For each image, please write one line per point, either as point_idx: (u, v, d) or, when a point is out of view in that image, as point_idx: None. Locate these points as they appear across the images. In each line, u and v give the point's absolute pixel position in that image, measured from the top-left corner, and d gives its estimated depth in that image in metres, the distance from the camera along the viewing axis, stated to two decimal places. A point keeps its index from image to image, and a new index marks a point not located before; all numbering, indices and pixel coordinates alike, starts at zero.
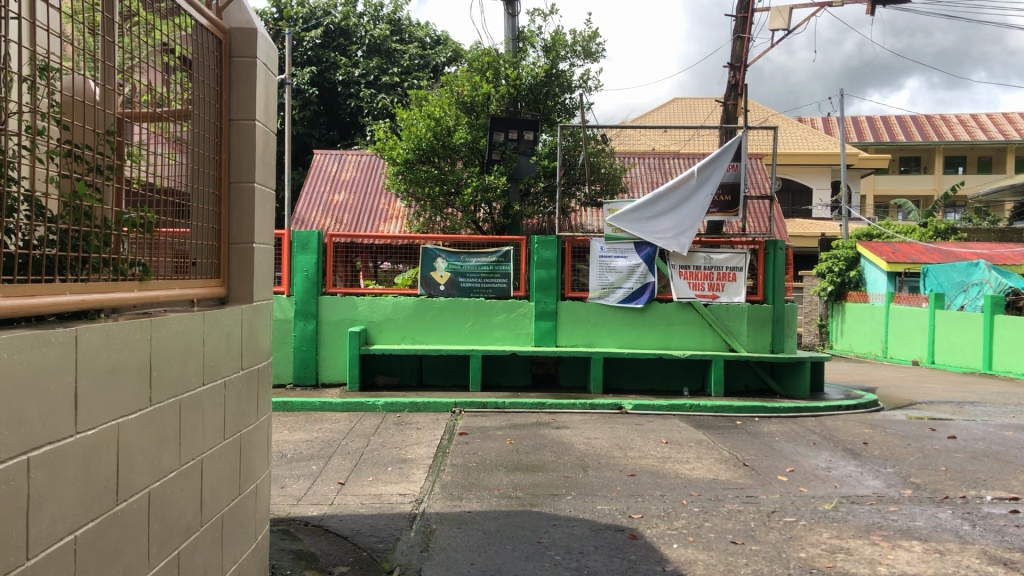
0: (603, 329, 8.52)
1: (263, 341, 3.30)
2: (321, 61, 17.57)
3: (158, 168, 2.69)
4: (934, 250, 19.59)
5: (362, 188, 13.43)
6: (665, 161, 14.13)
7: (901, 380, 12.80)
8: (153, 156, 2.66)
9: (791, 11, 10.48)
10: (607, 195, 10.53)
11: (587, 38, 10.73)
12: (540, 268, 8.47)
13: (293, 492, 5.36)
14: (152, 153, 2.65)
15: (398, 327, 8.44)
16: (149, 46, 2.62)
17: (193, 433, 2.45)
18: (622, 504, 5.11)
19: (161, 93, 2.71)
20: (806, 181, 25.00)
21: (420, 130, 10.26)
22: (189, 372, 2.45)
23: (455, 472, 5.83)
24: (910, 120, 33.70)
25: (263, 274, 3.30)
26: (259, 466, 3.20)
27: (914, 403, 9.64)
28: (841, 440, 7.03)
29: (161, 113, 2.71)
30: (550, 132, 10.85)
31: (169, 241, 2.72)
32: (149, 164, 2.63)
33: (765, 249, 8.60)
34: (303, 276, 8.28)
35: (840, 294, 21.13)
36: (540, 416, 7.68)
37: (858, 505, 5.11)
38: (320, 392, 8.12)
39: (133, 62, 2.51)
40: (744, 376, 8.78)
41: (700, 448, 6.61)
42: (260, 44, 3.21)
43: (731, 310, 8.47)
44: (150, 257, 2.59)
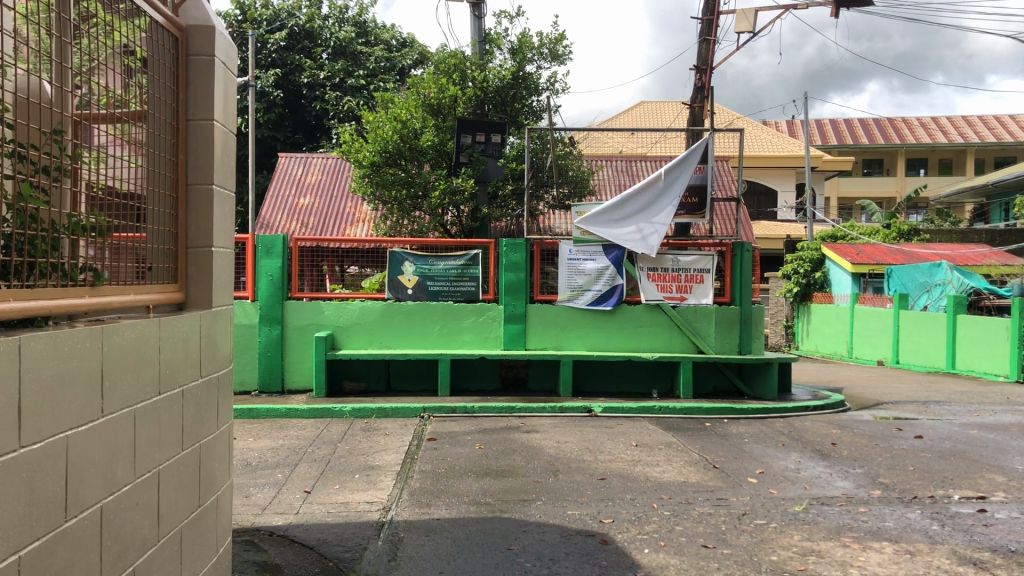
0: (571, 332, 8.48)
1: (223, 347, 3.21)
2: (285, 63, 17.41)
3: (112, 170, 2.60)
4: (897, 252, 19.80)
5: (328, 191, 13.29)
6: (633, 164, 14.15)
7: (867, 380, 12.91)
8: (107, 157, 2.57)
9: (756, 14, 10.52)
10: (575, 198, 10.51)
11: (554, 41, 10.71)
12: (508, 271, 8.41)
13: (258, 501, 5.24)
14: (105, 154, 2.56)
15: (365, 331, 8.33)
16: (107, 47, 2.54)
17: (149, 444, 2.36)
18: (593, 508, 5.06)
19: (116, 93, 2.62)
20: (772, 184, 25.20)
21: (386, 132, 10.17)
22: (144, 381, 2.35)
23: (424, 479, 5.75)
24: (873, 123, 34.11)
25: (223, 279, 3.20)
26: (220, 476, 3.10)
27: (880, 403, 9.71)
28: (810, 441, 7.04)
29: (117, 114, 2.62)
30: (518, 134, 10.79)
31: (125, 245, 2.63)
32: (102, 166, 2.54)
33: (732, 250, 8.60)
34: (268, 280, 8.17)
35: (806, 295, 21.29)
36: (509, 420, 7.62)
37: (828, 507, 5.11)
38: (285, 398, 8.00)
39: (86, 63, 2.43)
40: (712, 378, 8.78)
41: (670, 451, 6.58)
42: (218, 42, 3.12)
43: (699, 312, 8.47)
44: (104, 262, 2.49)
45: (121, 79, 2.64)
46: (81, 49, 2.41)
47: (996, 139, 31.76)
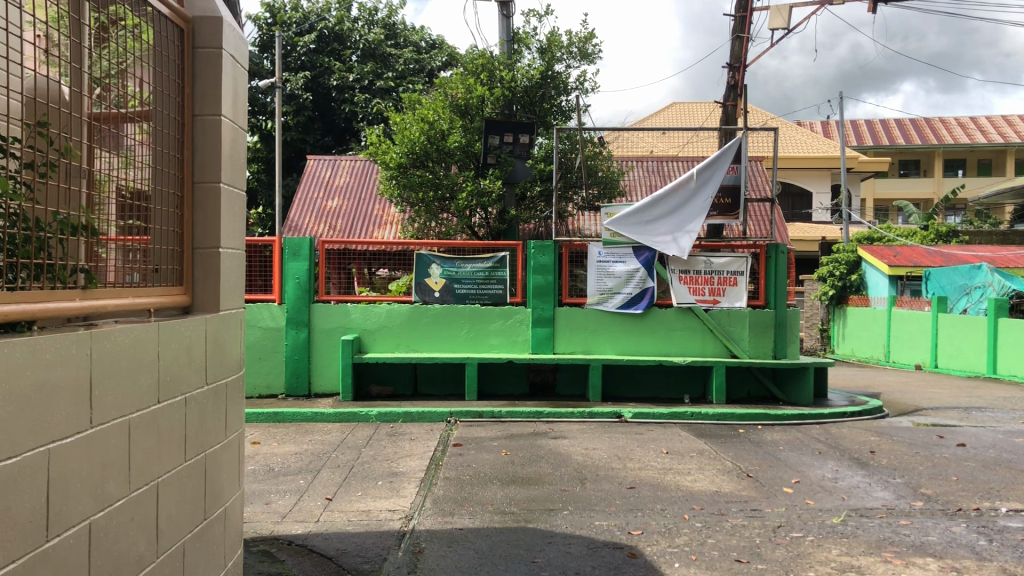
0: (601, 336, 8.30)
1: (232, 352, 3.10)
2: (315, 66, 17.41)
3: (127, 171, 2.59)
4: (935, 254, 19.37)
5: (356, 194, 13.21)
6: (664, 165, 13.94)
7: (904, 384, 12.59)
8: (131, 159, 2.61)
9: (790, 10, 10.28)
10: (605, 199, 10.33)
11: (583, 39, 10.54)
12: (536, 274, 8.25)
13: (278, 508, 5.12)
14: (127, 154, 2.60)
15: (392, 334, 8.21)
16: (131, 51, 2.60)
17: (145, 455, 2.23)
18: (622, 519, 4.88)
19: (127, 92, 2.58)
20: (806, 185, 24.82)
21: (414, 133, 10.07)
22: (141, 389, 2.23)
23: (448, 487, 5.60)
24: (910, 123, 33.52)
25: (231, 281, 3.09)
26: (228, 489, 2.97)
27: (920, 409, 9.42)
28: (848, 449, 6.81)
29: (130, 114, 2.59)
30: (547, 135, 10.63)
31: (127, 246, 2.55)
32: (128, 169, 2.60)
33: (767, 252, 8.37)
34: (294, 283, 8.07)
35: (841, 298, 20.91)
36: (537, 426, 7.46)
37: (868, 519, 4.89)
38: (311, 402, 7.90)
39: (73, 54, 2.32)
40: (746, 383, 8.57)
41: (702, 459, 6.38)
42: (226, 33, 3.02)
43: (732, 316, 8.26)
44: (122, 266, 2.54)
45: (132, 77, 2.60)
46: (92, 52, 2.45)
47: None
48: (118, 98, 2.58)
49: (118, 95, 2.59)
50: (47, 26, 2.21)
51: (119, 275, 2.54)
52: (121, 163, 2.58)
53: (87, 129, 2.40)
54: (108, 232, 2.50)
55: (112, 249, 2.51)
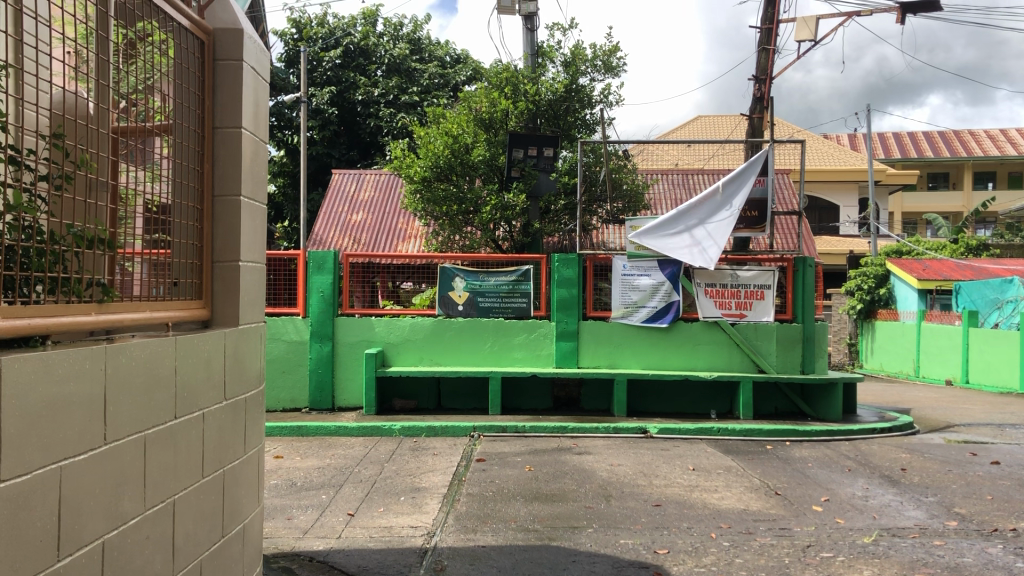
0: (626, 350, 8.22)
1: (252, 366, 3.07)
2: (340, 81, 17.51)
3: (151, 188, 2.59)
4: (965, 268, 19.11)
5: (381, 207, 13.24)
6: (689, 178, 13.86)
7: (935, 400, 12.38)
8: (158, 174, 2.63)
9: (817, 22, 10.18)
10: (630, 213, 10.26)
11: (607, 53, 10.50)
12: (561, 287, 8.19)
13: (299, 524, 5.08)
14: (153, 169, 2.61)
15: (415, 348, 8.19)
16: (159, 67, 2.62)
17: (161, 471, 2.19)
18: (647, 537, 4.80)
19: (147, 107, 2.59)
20: (833, 198, 24.60)
21: (438, 147, 10.06)
22: (157, 406, 2.19)
23: (470, 503, 5.54)
24: (939, 135, 33.16)
25: (251, 294, 3.07)
26: (247, 504, 2.93)
27: (952, 426, 9.23)
28: (878, 466, 6.68)
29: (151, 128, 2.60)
30: (571, 149, 10.59)
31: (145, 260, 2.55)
32: (154, 184, 2.62)
33: (794, 266, 8.25)
34: (319, 297, 8.07)
35: (870, 312, 20.65)
36: (561, 441, 7.38)
37: (900, 539, 4.77)
38: (335, 416, 7.88)
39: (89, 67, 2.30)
40: (773, 399, 8.45)
41: (729, 476, 6.28)
42: (246, 45, 3.01)
43: (759, 330, 8.15)
44: (148, 280, 2.57)
45: (152, 93, 2.61)
46: (120, 69, 2.47)
47: None
48: (144, 113, 2.59)
49: (143, 109, 2.59)
50: (74, 43, 2.23)
51: (146, 289, 2.57)
52: (147, 178, 2.60)
53: (111, 142, 2.41)
54: (133, 246, 2.53)
55: (137, 262, 2.54)
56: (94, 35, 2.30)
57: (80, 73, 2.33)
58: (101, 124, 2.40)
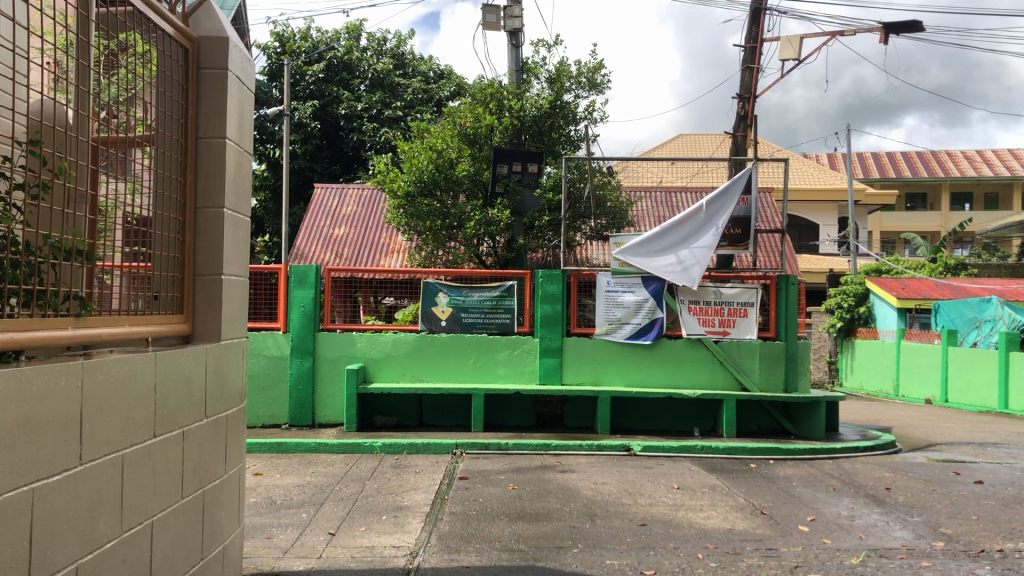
0: (610, 366, 8.17)
1: (234, 383, 3.00)
2: (323, 95, 17.45)
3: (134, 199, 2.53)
4: (944, 287, 19.23)
5: (363, 222, 13.15)
6: (673, 196, 13.88)
7: (916, 419, 12.39)
8: (137, 186, 2.55)
9: (801, 41, 10.23)
10: (614, 229, 10.23)
11: (592, 69, 10.49)
12: (544, 304, 8.14)
13: (279, 543, 4.98)
14: (133, 180, 2.54)
15: (397, 364, 8.10)
16: (141, 79, 2.56)
17: (139, 491, 2.11)
18: (634, 558, 4.74)
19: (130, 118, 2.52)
20: (814, 217, 24.74)
21: (421, 162, 9.99)
22: (136, 423, 2.11)
23: (454, 522, 5.46)
24: (916, 155, 33.48)
25: (234, 309, 2.99)
26: (227, 525, 2.85)
27: (934, 445, 9.24)
28: (863, 485, 6.66)
29: (132, 139, 2.53)
30: (555, 165, 10.56)
31: (122, 274, 2.47)
32: (136, 196, 2.55)
33: (777, 284, 8.25)
34: (300, 312, 7.97)
35: (850, 330, 20.72)
36: (544, 459, 7.30)
37: (888, 560, 4.73)
38: (315, 432, 7.76)
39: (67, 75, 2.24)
40: (757, 417, 8.41)
41: (714, 495, 6.22)
42: (232, 54, 2.95)
43: (742, 348, 8.13)
44: (128, 294, 2.50)
45: (134, 103, 2.54)
46: (100, 79, 2.40)
47: None
48: (124, 123, 2.52)
49: (124, 120, 2.52)
50: (53, 51, 2.17)
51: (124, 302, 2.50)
52: (127, 190, 2.53)
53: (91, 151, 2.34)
54: (112, 259, 2.45)
55: (116, 275, 2.47)
56: (72, 44, 2.24)
57: (61, 83, 2.27)
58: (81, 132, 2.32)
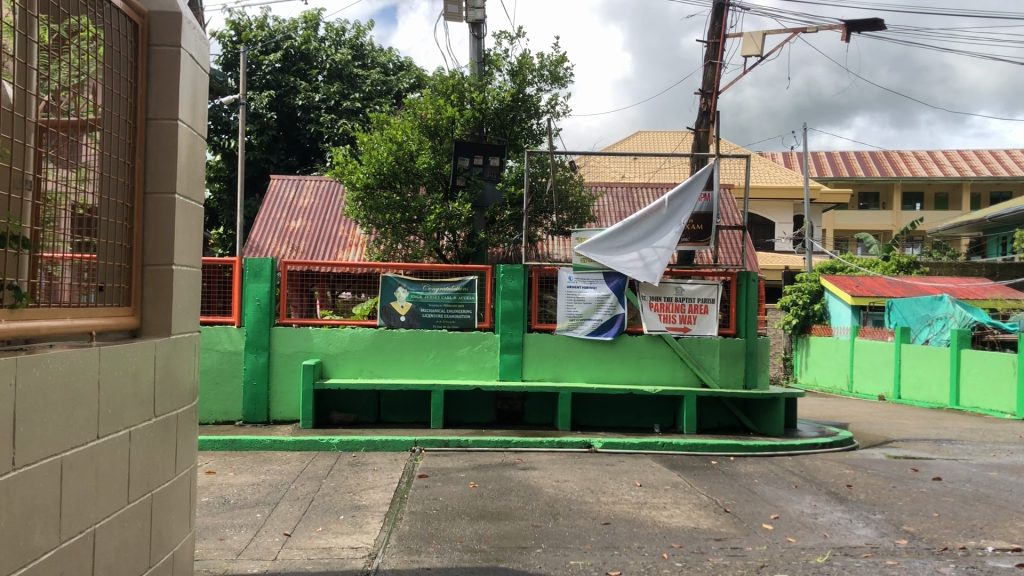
0: (570, 363, 8.08)
1: (185, 381, 2.84)
2: (280, 85, 17.15)
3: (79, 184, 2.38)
4: (897, 285, 19.49)
5: (321, 214, 12.92)
6: (633, 192, 13.90)
7: (871, 415, 12.49)
8: (85, 173, 2.40)
9: (763, 37, 10.23)
10: (576, 224, 10.15)
11: (555, 62, 10.39)
12: (506, 299, 8.01)
13: (233, 544, 4.81)
14: (83, 168, 2.39)
15: (355, 359, 7.92)
16: (88, 61, 2.40)
17: (80, 496, 1.96)
18: (598, 558, 4.65)
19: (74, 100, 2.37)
20: (770, 215, 24.97)
21: (381, 154, 9.80)
22: (77, 425, 1.95)
23: (413, 522, 5.32)
24: (870, 154, 33.92)
25: (185, 302, 2.83)
26: (175, 529, 2.68)
27: (890, 441, 9.29)
28: (824, 483, 6.64)
29: (77, 122, 2.37)
30: (516, 159, 10.43)
31: (67, 265, 2.32)
32: (83, 184, 2.39)
33: (737, 281, 8.22)
34: (255, 305, 7.78)
35: (805, 327, 20.90)
36: (505, 456, 7.19)
37: (853, 558, 4.69)
38: (271, 429, 7.57)
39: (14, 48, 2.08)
40: (717, 413, 8.38)
41: (677, 493, 6.16)
42: (185, 31, 2.79)
43: (703, 345, 8.08)
44: (77, 285, 2.35)
45: (82, 82, 2.38)
46: (54, 61, 2.24)
47: (993, 173, 31.70)
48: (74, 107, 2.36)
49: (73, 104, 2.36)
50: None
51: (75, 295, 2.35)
52: (79, 178, 2.38)
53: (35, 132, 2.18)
54: (63, 250, 2.29)
55: (68, 266, 2.31)
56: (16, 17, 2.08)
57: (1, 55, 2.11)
58: (26, 112, 2.16)
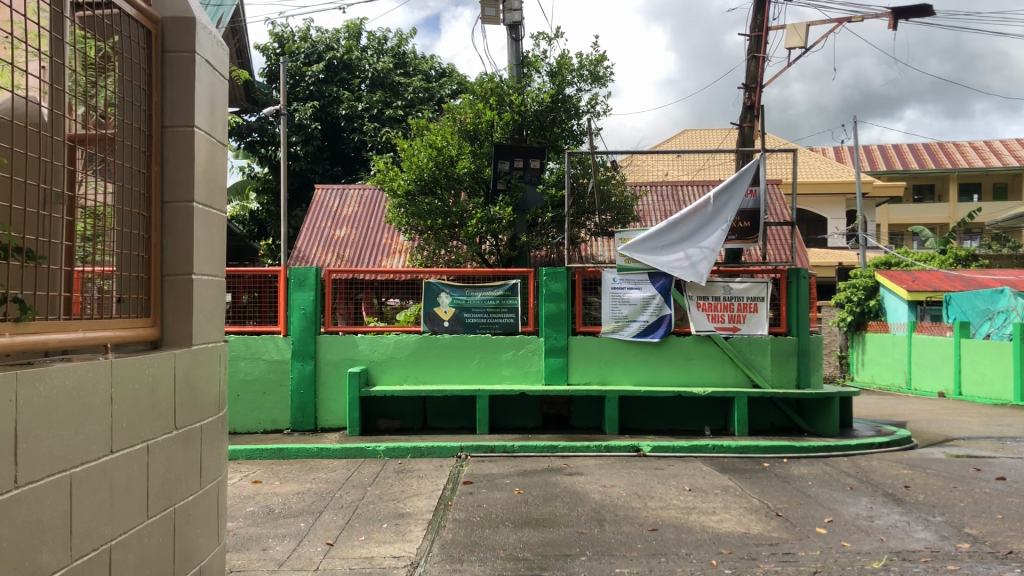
0: (617, 365, 7.95)
1: (209, 393, 2.82)
2: (323, 95, 17.30)
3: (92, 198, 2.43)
4: (955, 278, 18.94)
5: (364, 222, 12.96)
6: (679, 190, 13.72)
7: (932, 413, 12.10)
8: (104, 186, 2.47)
9: (808, 28, 10.00)
10: (619, 225, 10.01)
11: (594, 62, 10.27)
12: (549, 302, 7.92)
13: (275, 554, 4.78)
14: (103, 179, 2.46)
15: (400, 366, 7.89)
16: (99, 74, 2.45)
17: (92, 513, 1.94)
18: (644, 565, 4.52)
19: (86, 115, 2.42)
20: (821, 211, 24.50)
21: (421, 160, 9.77)
22: (87, 440, 1.94)
23: (457, 530, 5.25)
24: (924, 145, 33.13)
25: (208, 311, 2.84)
26: (204, 544, 2.65)
27: (951, 440, 8.97)
28: (881, 484, 6.42)
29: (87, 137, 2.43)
30: (557, 160, 10.34)
31: (101, 279, 2.42)
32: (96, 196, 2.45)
33: (787, 278, 8.01)
34: (300, 314, 7.78)
35: (860, 324, 20.43)
36: (552, 461, 7.08)
37: (911, 563, 4.50)
38: (318, 437, 7.57)
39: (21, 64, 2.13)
40: (769, 414, 8.18)
41: (727, 497, 6.00)
42: (200, 36, 2.81)
43: (753, 344, 7.89)
44: (115, 295, 2.47)
45: (94, 97, 2.44)
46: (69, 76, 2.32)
47: None
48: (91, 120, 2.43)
49: (89, 116, 2.43)
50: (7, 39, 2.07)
51: (112, 306, 2.46)
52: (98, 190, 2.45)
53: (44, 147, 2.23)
54: (99, 262, 2.42)
55: (107, 280, 2.45)
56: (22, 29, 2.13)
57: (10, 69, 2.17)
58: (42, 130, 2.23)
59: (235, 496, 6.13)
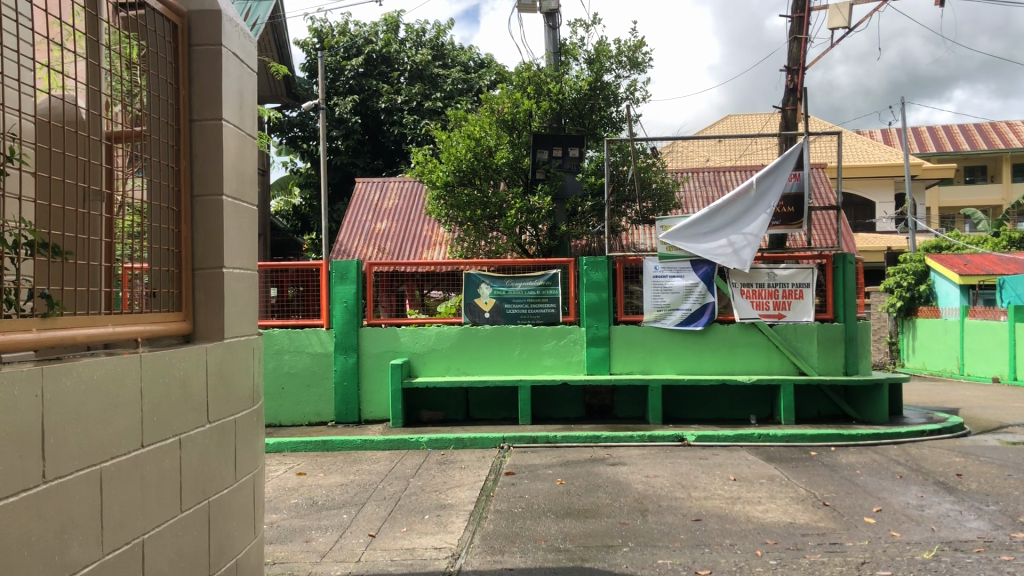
0: (660, 355, 7.87)
1: (242, 386, 2.83)
2: (363, 89, 17.40)
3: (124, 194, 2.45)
4: (1009, 261, 18.45)
5: (405, 215, 12.98)
6: (721, 175, 13.56)
7: (987, 399, 11.80)
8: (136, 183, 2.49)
9: (851, 8, 9.78)
10: (660, 212, 9.90)
11: (633, 47, 10.16)
12: (590, 291, 7.85)
13: (317, 546, 4.80)
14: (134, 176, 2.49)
15: (442, 357, 7.90)
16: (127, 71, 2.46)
17: (123, 508, 1.96)
18: (687, 556, 4.46)
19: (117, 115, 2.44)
20: (869, 194, 24.04)
21: (460, 151, 9.75)
22: (116, 434, 1.96)
23: (498, 521, 5.23)
24: (975, 125, 32.33)
25: (241, 305, 2.85)
26: (239, 537, 2.65)
27: (1006, 426, 8.74)
28: (931, 472, 6.27)
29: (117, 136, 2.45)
30: (597, 148, 10.25)
31: (136, 274, 2.44)
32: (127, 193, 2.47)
33: (833, 263, 7.86)
34: (342, 307, 7.82)
35: (910, 309, 20.03)
36: (594, 451, 7.03)
37: (964, 554, 4.37)
38: (361, 429, 7.61)
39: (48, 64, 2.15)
40: (817, 402, 8.05)
41: (773, 486, 5.90)
42: (227, 29, 2.81)
43: (799, 331, 7.77)
44: (148, 292, 2.49)
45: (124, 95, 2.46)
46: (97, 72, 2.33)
47: None
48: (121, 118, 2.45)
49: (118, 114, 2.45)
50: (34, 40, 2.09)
51: (145, 301, 2.48)
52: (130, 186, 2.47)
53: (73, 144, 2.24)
54: (133, 259, 2.43)
55: (141, 276, 2.47)
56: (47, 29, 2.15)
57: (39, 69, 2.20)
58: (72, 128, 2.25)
59: (280, 488, 6.18)
